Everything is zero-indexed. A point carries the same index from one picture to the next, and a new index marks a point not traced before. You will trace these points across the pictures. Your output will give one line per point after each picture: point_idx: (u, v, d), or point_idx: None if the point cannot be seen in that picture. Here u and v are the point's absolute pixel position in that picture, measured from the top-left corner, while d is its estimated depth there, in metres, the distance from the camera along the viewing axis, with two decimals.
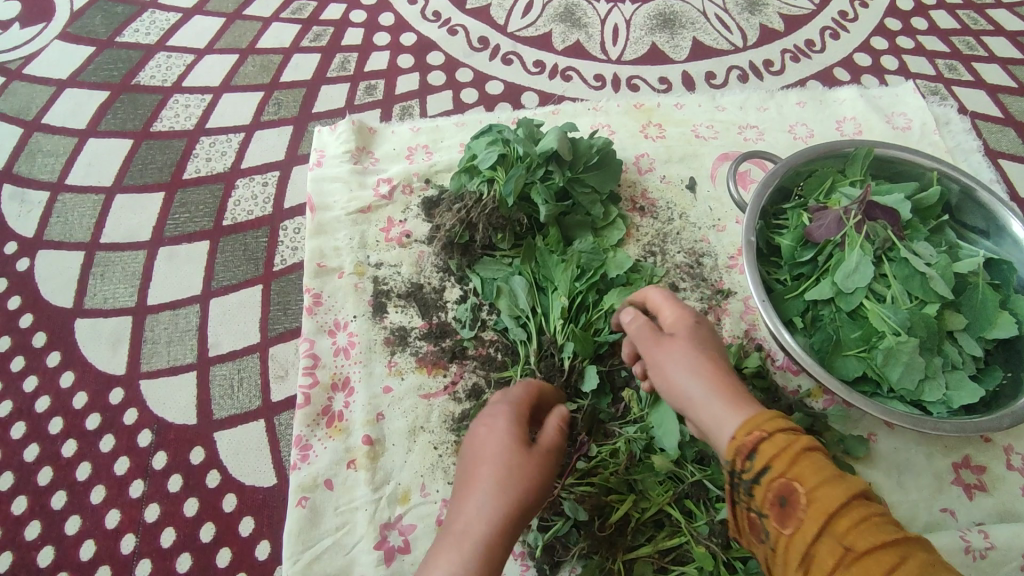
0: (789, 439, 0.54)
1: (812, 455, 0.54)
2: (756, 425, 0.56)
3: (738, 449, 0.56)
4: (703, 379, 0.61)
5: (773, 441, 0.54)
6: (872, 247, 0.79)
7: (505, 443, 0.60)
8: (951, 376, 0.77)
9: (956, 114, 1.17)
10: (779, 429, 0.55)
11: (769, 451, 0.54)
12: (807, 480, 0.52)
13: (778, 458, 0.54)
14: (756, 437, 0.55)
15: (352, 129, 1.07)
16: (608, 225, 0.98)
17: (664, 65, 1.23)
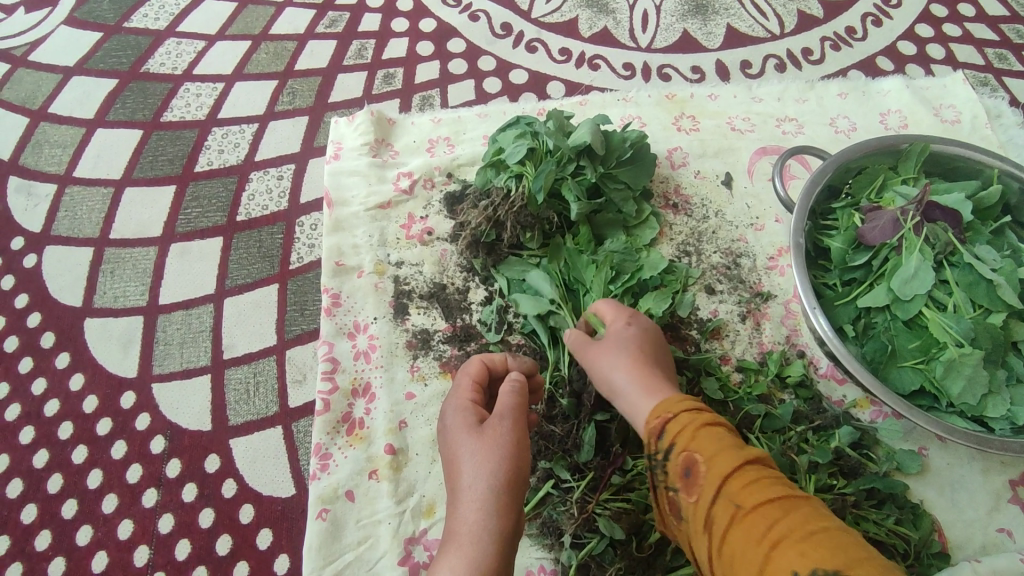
0: (691, 415, 0.61)
1: (713, 428, 0.59)
2: (663, 407, 0.63)
3: (650, 430, 0.62)
4: (637, 378, 0.67)
5: (676, 417, 0.61)
6: (932, 251, 0.73)
7: (481, 449, 0.63)
8: (1015, 391, 0.72)
9: (1007, 106, 1.11)
10: (685, 408, 0.62)
11: (675, 427, 0.60)
12: (704, 448, 0.58)
13: (679, 432, 0.60)
14: (663, 419, 0.61)
15: (370, 119, 1.02)
16: (640, 223, 0.93)
17: (697, 54, 1.17)
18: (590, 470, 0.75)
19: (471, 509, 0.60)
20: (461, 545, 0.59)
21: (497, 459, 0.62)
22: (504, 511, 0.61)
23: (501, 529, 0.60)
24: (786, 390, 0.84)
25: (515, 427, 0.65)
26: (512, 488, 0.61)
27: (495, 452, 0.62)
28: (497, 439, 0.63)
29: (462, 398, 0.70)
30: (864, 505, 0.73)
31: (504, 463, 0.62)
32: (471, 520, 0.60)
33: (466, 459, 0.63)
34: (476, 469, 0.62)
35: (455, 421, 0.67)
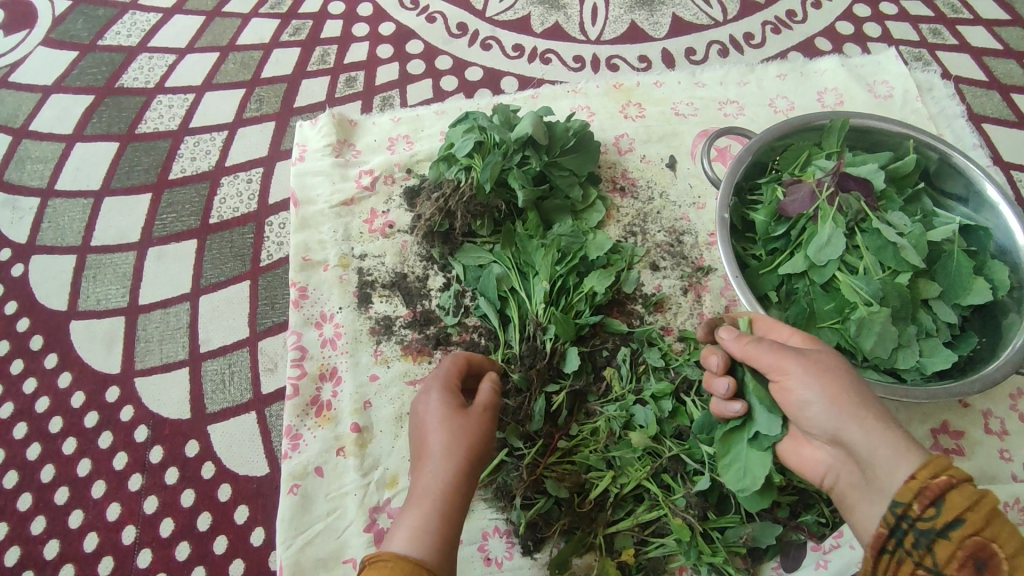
0: (977, 490, 0.52)
1: (1002, 515, 0.51)
2: (937, 468, 0.54)
3: (918, 491, 0.54)
4: (856, 382, 0.62)
5: (964, 489, 0.52)
6: (844, 219, 0.80)
7: (455, 428, 0.68)
8: (925, 343, 0.79)
9: (939, 79, 1.17)
10: (965, 476, 0.53)
11: (958, 499, 0.52)
12: (1006, 540, 0.50)
13: (970, 510, 0.51)
14: (943, 482, 0.53)
15: (332, 122, 1.08)
16: (587, 207, 0.99)
17: (644, 43, 1.22)
18: (540, 437, 0.82)
19: (434, 482, 0.64)
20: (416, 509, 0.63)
21: (462, 442, 0.67)
22: (462, 494, 0.65)
23: (459, 502, 0.64)
24: None
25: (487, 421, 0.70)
26: (469, 474, 0.66)
27: (466, 437, 0.67)
28: (464, 426, 0.68)
29: (446, 383, 0.73)
30: None
31: (470, 447, 0.66)
32: (432, 491, 0.64)
33: (434, 440, 0.67)
34: (443, 452, 0.66)
35: (432, 408, 0.70)
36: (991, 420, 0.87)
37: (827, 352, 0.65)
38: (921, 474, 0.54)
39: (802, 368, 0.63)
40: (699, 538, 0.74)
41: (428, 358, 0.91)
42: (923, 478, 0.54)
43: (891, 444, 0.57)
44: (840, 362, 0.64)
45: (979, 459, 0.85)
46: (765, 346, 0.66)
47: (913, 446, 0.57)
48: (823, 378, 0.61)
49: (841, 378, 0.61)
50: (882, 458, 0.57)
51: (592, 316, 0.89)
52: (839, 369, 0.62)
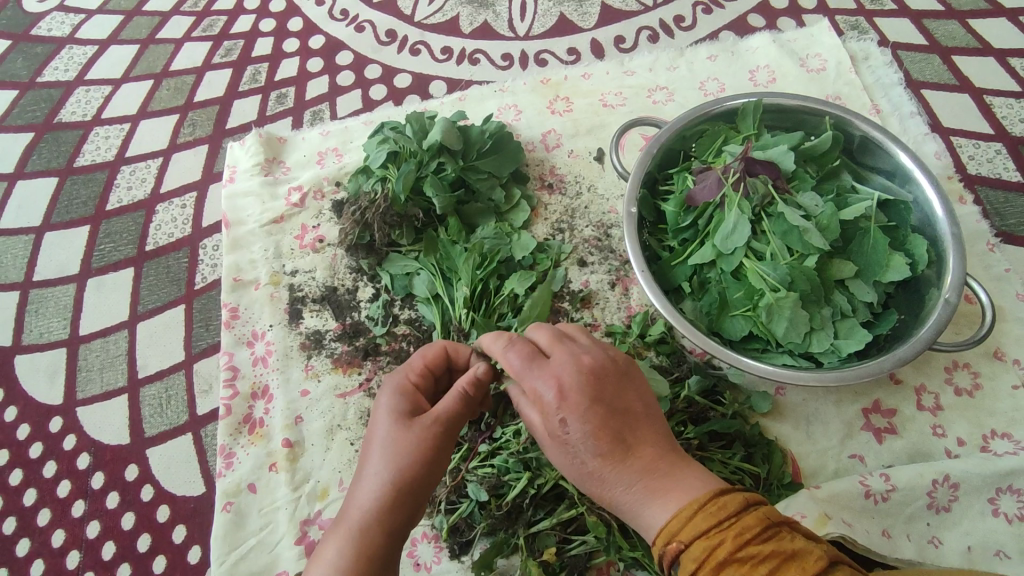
0: (705, 547, 0.52)
1: (735, 565, 0.50)
2: (672, 532, 0.54)
3: (660, 559, 0.55)
4: (601, 466, 0.59)
5: (690, 554, 0.52)
6: (750, 205, 0.79)
7: (397, 440, 0.63)
8: (841, 325, 0.78)
9: (876, 47, 1.13)
10: (696, 534, 0.53)
11: (688, 564, 0.52)
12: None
13: (698, 573, 0.52)
14: (674, 550, 0.53)
15: (260, 141, 1.08)
16: (512, 208, 0.98)
17: (573, 35, 1.21)
18: (465, 441, 0.83)
19: (373, 499, 0.61)
20: (345, 531, 0.60)
21: (406, 459, 0.62)
22: (399, 512, 0.61)
23: (389, 525, 0.61)
24: (649, 348, 0.89)
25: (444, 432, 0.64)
26: (412, 492, 0.62)
27: (412, 450, 0.62)
28: (417, 440, 0.63)
29: (401, 381, 0.69)
30: (708, 447, 0.79)
31: (416, 463, 0.62)
32: (364, 512, 0.61)
33: (379, 451, 0.63)
34: (385, 464, 0.62)
35: (389, 404, 0.66)
36: (924, 396, 0.85)
37: (567, 436, 0.60)
38: (658, 543, 0.55)
39: (557, 459, 0.63)
40: (616, 534, 0.73)
41: (357, 369, 0.92)
42: (659, 549, 0.55)
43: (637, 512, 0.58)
44: (579, 446, 0.59)
45: (912, 437, 0.83)
46: (528, 428, 0.65)
47: (660, 500, 0.57)
48: (571, 473, 0.62)
49: (582, 470, 0.60)
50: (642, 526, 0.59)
51: (514, 319, 0.89)
52: (581, 456, 0.60)
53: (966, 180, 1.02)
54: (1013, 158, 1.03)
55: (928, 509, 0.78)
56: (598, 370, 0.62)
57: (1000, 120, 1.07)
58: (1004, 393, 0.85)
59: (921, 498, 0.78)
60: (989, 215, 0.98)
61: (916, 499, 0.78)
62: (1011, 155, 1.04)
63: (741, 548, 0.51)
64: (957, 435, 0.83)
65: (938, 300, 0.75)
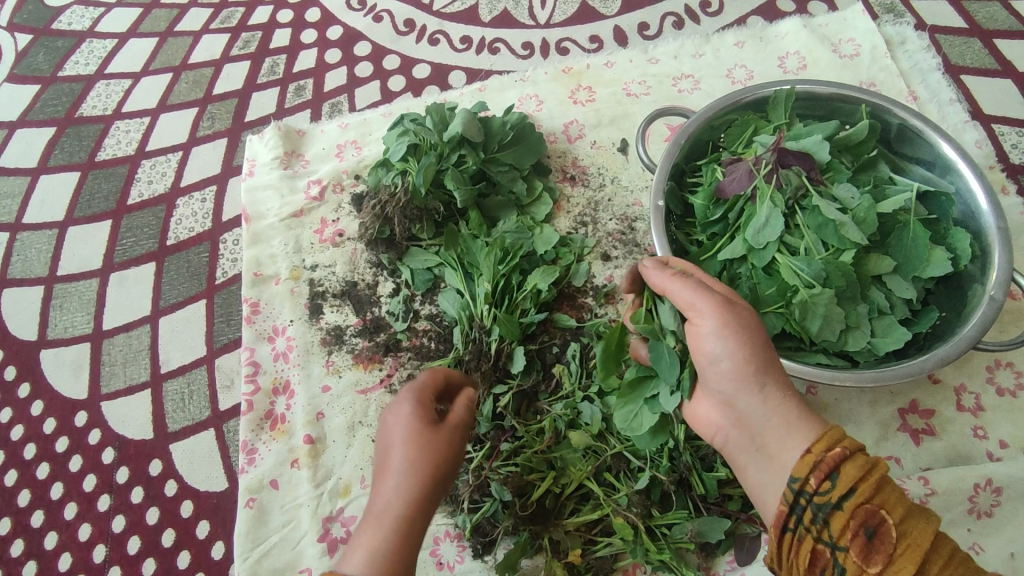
0: (871, 460, 0.52)
1: (893, 481, 0.51)
2: (833, 439, 0.53)
3: (814, 465, 0.52)
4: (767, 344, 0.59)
5: (858, 459, 0.51)
6: (782, 198, 0.76)
7: (417, 446, 0.61)
8: (879, 322, 0.75)
9: (913, 30, 1.09)
10: (860, 445, 0.53)
11: (853, 471, 0.51)
12: (893, 508, 0.50)
13: (861, 480, 0.51)
14: (838, 454, 0.52)
15: (279, 134, 1.07)
16: (534, 200, 0.96)
17: (595, 22, 1.18)
18: (487, 439, 0.82)
19: (399, 498, 0.59)
20: (375, 528, 0.58)
21: (427, 465, 0.60)
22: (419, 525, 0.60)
23: (419, 528, 0.59)
24: None
25: (456, 442, 0.63)
26: (430, 501, 0.60)
27: (424, 465, 0.61)
28: (435, 442, 0.62)
29: (416, 392, 0.67)
30: None
31: (438, 471, 0.61)
32: (389, 513, 0.59)
33: (401, 453, 0.61)
34: (404, 479, 0.60)
35: (406, 413, 0.64)
36: (965, 396, 0.82)
37: (747, 308, 0.61)
38: (819, 447, 0.53)
39: (714, 320, 0.59)
40: (644, 536, 0.72)
41: (378, 365, 0.91)
42: (819, 452, 0.53)
43: (786, 415, 0.56)
44: (755, 317, 0.61)
45: (951, 439, 0.80)
46: (682, 289, 0.62)
47: (809, 421, 0.56)
48: (727, 332, 0.58)
49: (753, 336, 0.59)
50: (780, 432, 0.56)
51: (537, 315, 0.87)
52: (751, 341, 0.58)
53: (1009, 170, 0.97)
54: None
55: (969, 514, 0.75)
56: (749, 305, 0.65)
57: None
58: None
59: (962, 503, 0.75)
60: None
61: (957, 504, 0.75)
62: None
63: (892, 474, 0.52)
64: (999, 437, 0.80)
65: (983, 296, 0.72)
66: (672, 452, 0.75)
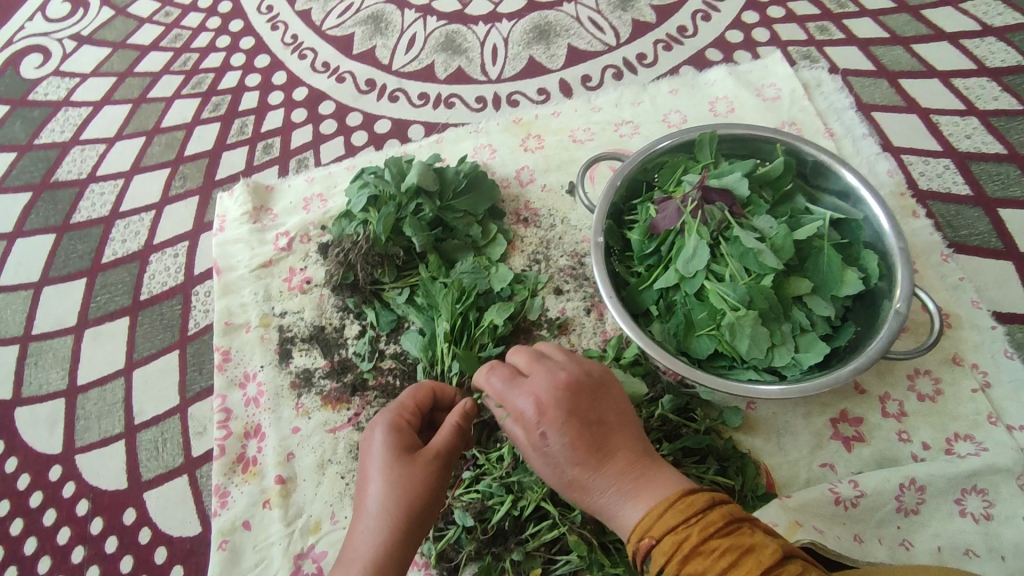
0: (674, 542, 0.58)
1: (700, 553, 0.57)
2: (645, 529, 0.61)
3: (635, 554, 0.61)
4: (587, 439, 0.66)
5: (661, 548, 0.59)
6: (708, 230, 0.85)
7: (399, 474, 0.68)
8: (802, 339, 0.82)
9: (827, 74, 1.20)
10: (668, 528, 0.59)
11: (660, 556, 0.59)
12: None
13: (667, 563, 0.58)
14: (647, 545, 0.60)
15: (247, 190, 1.14)
16: (489, 242, 1.03)
17: (542, 76, 1.28)
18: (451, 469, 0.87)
19: (378, 521, 0.67)
20: (358, 551, 0.66)
21: (405, 487, 0.67)
22: (408, 531, 0.67)
23: (400, 546, 0.66)
24: (626, 370, 0.92)
25: (440, 466, 0.70)
26: (411, 520, 0.67)
27: (404, 491, 0.67)
28: (418, 470, 0.69)
29: (392, 419, 0.73)
30: (683, 463, 0.82)
31: (417, 492, 0.68)
32: (370, 529, 0.67)
33: (379, 474, 0.69)
34: (387, 494, 0.67)
35: (382, 440, 0.71)
36: (889, 403, 0.89)
37: (541, 435, 0.67)
38: (634, 539, 0.61)
39: (541, 464, 0.68)
40: (598, 552, 0.76)
41: (346, 405, 0.96)
42: (633, 544, 0.61)
43: (618, 507, 0.65)
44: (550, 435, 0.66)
45: (878, 444, 0.87)
46: (511, 438, 0.71)
47: (624, 504, 0.64)
48: (548, 474, 0.68)
49: (558, 462, 0.67)
50: (610, 519, 0.65)
51: (494, 349, 0.93)
52: (563, 468, 0.67)
53: (918, 196, 1.07)
54: (961, 172, 1.09)
55: (897, 513, 0.81)
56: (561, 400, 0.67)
57: (947, 138, 1.13)
58: (966, 397, 0.88)
59: (890, 503, 0.81)
60: (942, 227, 1.04)
61: (885, 503, 0.82)
62: (959, 169, 1.09)
63: (701, 543, 0.58)
64: (922, 440, 0.87)
65: (890, 310, 0.80)
66: None
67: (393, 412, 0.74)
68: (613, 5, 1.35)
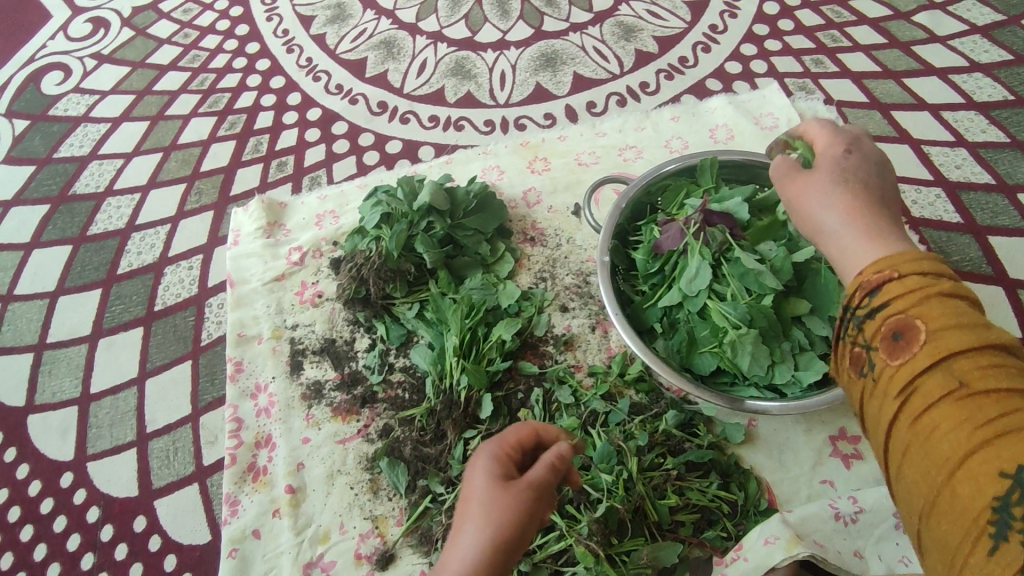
0: (922, 279, 0.53)
1: (947, 299, 0.51)
2: (890, 263, 0.55)
3: (861, 283, 0.57)
4: (848, 216, 0.62)
5: (900, 280, 0.53)
6: (709, 251, 0.88)
7: (496, 504, 0.58)
8: (801, 357, 0.85)
9: (822, 105, 1.26)
10: (920, 268, 0.54)
11: (895, 289, 0.54)
12: (932, 316, 0.51)
13: (900, 295, 0.53)
14: (885, 276, 0.55)
15: (262, 206, 1.17)
16: (497, 259, 1.06)
17: (549, 101, 1.33)
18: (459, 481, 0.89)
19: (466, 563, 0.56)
20: None
21: (499, 523, 0.57)
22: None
23: None
24: (630, 387, 0.95)
25: (536, 503, 0.59)
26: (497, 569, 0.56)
27: (501, 526, 0.57)
28: (513, 504, 0.58)
29: (499, 448, 0.64)
30: (686, 476, 0.85)
31: (508, 534, 0.57)
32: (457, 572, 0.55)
33: (473, 512, 0.59)
34: (481, 526, 0.57)
35: (483, 471, 0.61)
36: None
37: (843, 175, 0.65)
38: (869, 271, 0.57)
39: (823, 204, 0.64)
40: (605, 562, 0.78)
41: (355, 416, 0.98)
42: (867, 276, 0.56)
43: (868, 255, 0.59)
44: (853, 175, 0.65)
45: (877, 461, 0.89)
46: (785, 173, 0.69)
47: (883, 238, 0.60)
48: (836, 206, 0.63)
49: (860, 207, 0.62)
50: (851, 249, 0.61)
51: (502, 363, 0.95)
52: (863, 234, 0.61)
53: (910, 223, 1.11)
54: (951, 200, 1.14)
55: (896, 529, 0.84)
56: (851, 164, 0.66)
57: (937, 168, 1.18)
58: None
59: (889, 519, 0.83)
60: (934, 252, 1.08)
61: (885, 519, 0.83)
62: (949, 198, 1.14)
63: (989, 323, 0.50)
64: None
65: None
66: (627, 483, 0.82)
67: (495, 442, 0.64)
68: (617, 35, 1.41)
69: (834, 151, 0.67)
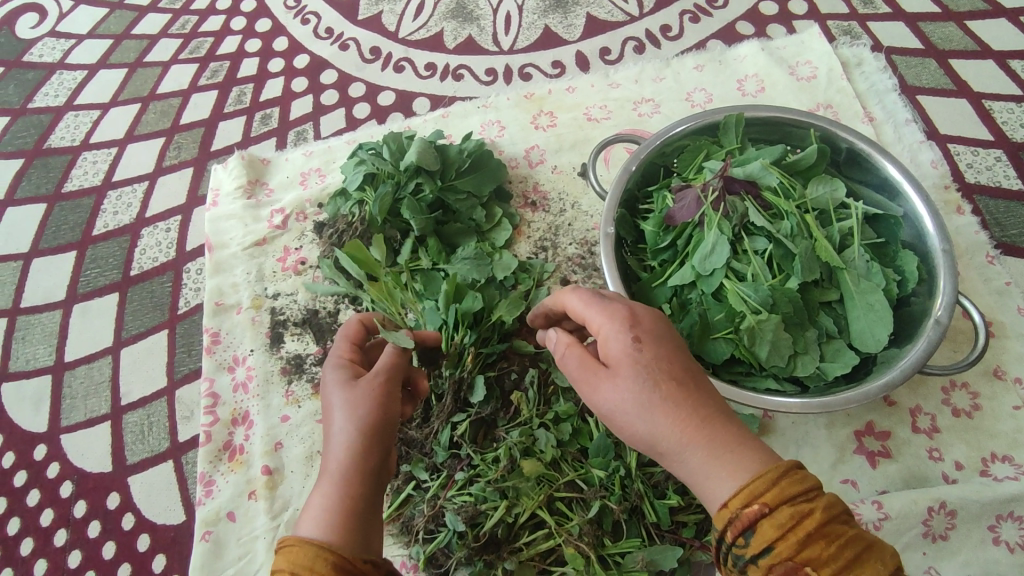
0: (795, 514, 0.50)
1: (825, 534, 0.49)
2: (754, 494, 0.51)
3: (731, 520, 0.51)
4: (676, 428, 0.54)
5: (775, 521, 0.49)
6: (729, 224, 0.78)
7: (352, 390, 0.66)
8: (827, 347, 0.76)
9: (870, 52, 1.10)
10: (786, 499, 0.50)
11: (770, 531, 0.50)
12: (818, 565, 0.49)
13: (779, 540, 0.49)
14: (755, 513, 0.50)
15: (243, 163, 1.08)
16: (494, 226, 0.96)
17: (558, 48, 1.19)
18: (444, 468, 0.82)
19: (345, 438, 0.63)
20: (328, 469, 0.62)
21: (361, 404, 0.65)
22: (370, 455, 0.63)
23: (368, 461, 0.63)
24: None
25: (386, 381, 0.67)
26: (375, 433, 0.64)
27: (367, 399, 0.65)
28: (368, 389, 0.66)
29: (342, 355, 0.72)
30: None
31: (373, 412, 0.65)
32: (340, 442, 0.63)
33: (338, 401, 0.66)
34: (350, 410, 0.64)
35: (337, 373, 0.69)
36: (920, 417, 0.82)
37: (626, 366, 0.57)
38: (734, 503, 0.51)
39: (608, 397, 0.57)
40: (595, 566, 0.73)
41: None
42: (732, 510, 0.51)
43: (702, 464, 0.53)
44: (646, 363, 0.56)
45: (906, 461, 0.81)
46: (572, 362, 0.61)
47: (731, 459, 0.53)
48: (641, 411, 0.55)
49: (658, 414, 0.55)
50: (703, 478, 0.54)
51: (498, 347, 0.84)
52: (660, 431, 0.55)
53: (964, 189, 0.98)
54: (1013, 165, 1.00)
55: (924, 538, 0.76)
56: (646, 340, 0.58)
57: (999, 126, 1.03)
58: (1005, 414, 0.82)
59: (915, 527, 0.76)
60: (988, 225, 0.95)
61: (911, 527, 0.76)
62: (1011, 162, 1.00)
63: (866, 543, 0.51)
64: (954, 458, 0.80)
65: (929, 320, 0.73)
66: (624, 480, 0.76)
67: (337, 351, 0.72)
68: None
69: (620, 341, 0.58)
